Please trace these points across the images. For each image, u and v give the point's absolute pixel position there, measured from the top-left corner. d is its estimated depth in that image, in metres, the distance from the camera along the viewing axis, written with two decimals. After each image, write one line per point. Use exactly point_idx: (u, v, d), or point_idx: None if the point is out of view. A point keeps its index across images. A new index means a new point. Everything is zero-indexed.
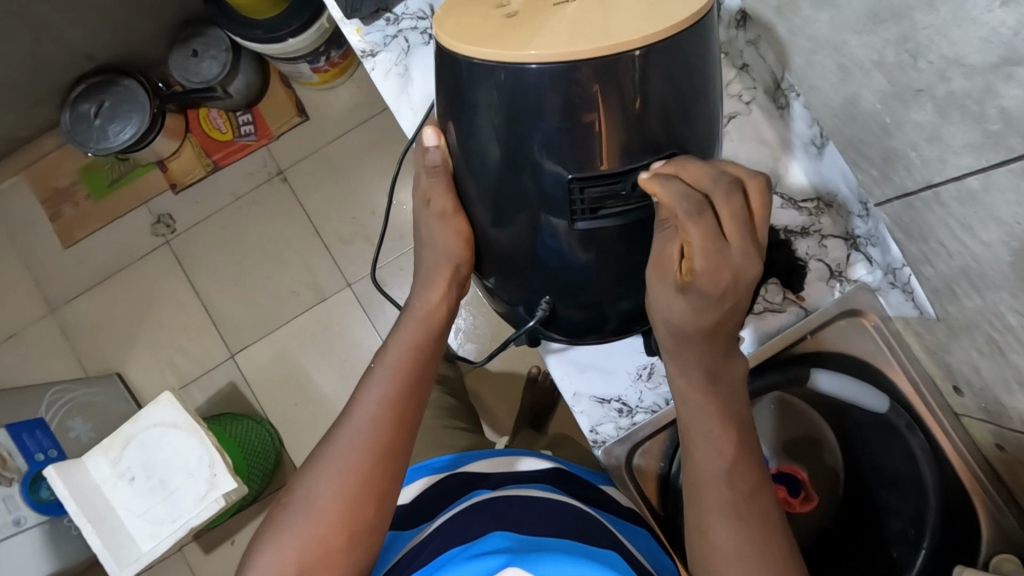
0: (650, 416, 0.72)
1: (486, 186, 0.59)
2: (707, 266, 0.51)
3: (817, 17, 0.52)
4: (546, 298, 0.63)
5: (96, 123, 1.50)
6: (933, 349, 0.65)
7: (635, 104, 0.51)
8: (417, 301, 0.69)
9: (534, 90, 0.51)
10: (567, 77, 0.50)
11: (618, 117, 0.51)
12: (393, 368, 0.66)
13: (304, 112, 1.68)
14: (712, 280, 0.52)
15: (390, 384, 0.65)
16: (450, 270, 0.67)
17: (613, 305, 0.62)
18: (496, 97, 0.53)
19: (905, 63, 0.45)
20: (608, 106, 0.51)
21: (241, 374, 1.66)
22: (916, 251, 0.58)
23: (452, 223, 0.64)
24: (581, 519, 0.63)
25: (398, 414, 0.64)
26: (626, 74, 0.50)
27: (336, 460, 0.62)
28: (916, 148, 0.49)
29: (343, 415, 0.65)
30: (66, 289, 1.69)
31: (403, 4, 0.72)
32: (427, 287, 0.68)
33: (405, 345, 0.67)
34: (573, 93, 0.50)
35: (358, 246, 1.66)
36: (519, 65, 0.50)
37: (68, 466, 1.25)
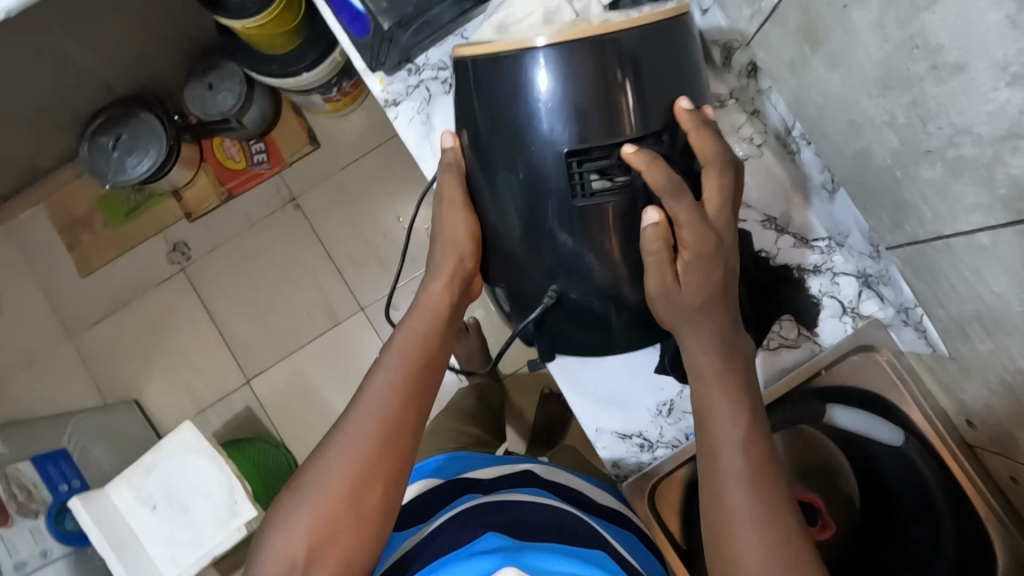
0: (671, 451, 0.74)
1: (500, 192, 0.63)
2: (693, 234, 0.59)
3: (828, 76, 0.54)
4: (555, 287, 0.64)
5: (115, 155, 1.52)
6: (944, 383, 0.66)
7: (627, 95, 0.57)
8: (425, 291, 0.69)
9: (539, 71, 0.58)
10: (567, 57, 0.57)
11: (611, 96, 0.57)
12: (401, 354, 0.65)
13: (315, 140, 1.69)
14: (703, 245, 0.59)
15: (399, 368, 0.64)
16: (455, 262, 0.68)
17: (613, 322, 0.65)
18: (503, 89, 0.60)
19: (915, 125, 0.48)
20: (603, 88, 0.57)
21: (257, 399, 1.67)
22: (927, 293, 0.60)
23: (461, 218, 0.67)
24: (573, 526, 0.66)
25: (408, 399, 0.63)
26: (615, 55, 0.57)
27: (344, 443, 0.61)
28: (926, 202, 0.51)
29: (350, 401, 0.64)
30: (83, 317, 1.71)
31: (424, 55, 0.75)
32: (435, 279, 0.68)
33: (414, 332, 0.66)
34: (571, 74, 0.57)
35: (370, 269, 1.67)
36: (527, 48, 0.58)
37: (90, 496, 1.26)
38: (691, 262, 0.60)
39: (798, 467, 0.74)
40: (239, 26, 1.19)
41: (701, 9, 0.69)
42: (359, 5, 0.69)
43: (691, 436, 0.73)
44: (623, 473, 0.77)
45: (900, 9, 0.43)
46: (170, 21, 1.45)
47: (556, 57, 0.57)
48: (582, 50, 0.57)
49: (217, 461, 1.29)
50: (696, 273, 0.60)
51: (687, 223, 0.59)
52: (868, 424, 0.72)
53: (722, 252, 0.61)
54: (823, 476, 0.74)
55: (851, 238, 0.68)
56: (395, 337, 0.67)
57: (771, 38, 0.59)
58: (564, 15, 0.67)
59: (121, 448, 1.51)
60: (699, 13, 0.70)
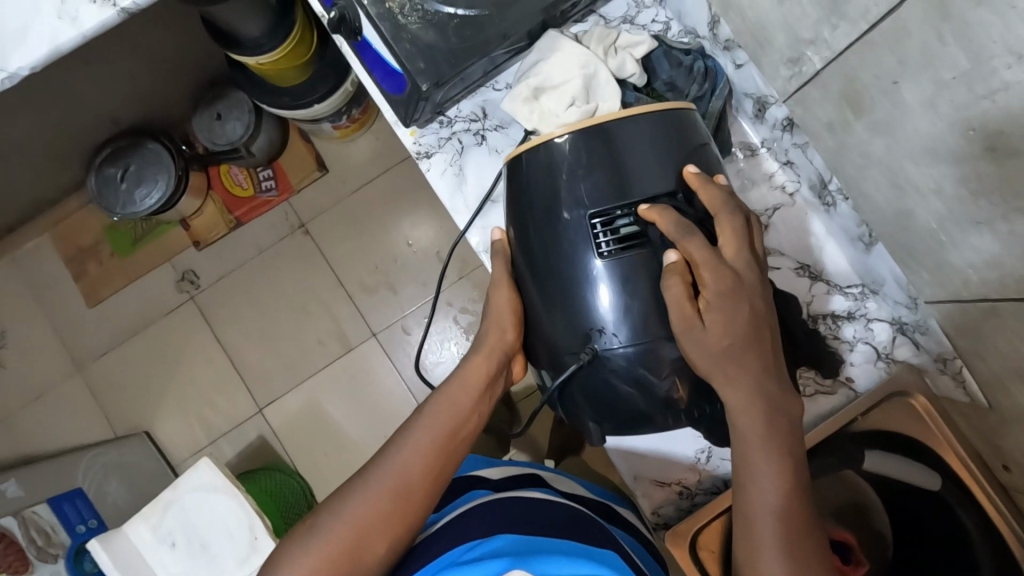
0: (710, 497, 0.75)
1: (536, 260, 0.64)
2: (711, 271, 0.58)
3: (871, 140, 0.54)
4: (594, 342, 0.61)
5: (123, 187, 1.48)
6: (982, 430, 0.66)
7: (653, 171, 0.62)
8: (462, 363, 0.70)
9: (563, 156, 0.63)
10: (583, 142, 0.62)
11: (631, 177, 0.62)
12: (434, 420, 0.66)
13: (324, 165, 1.66)
14: (722, 284, 0.58)
15: (426, 436, 0.66)
16: (498, 337, 0.69)
17: (656, 398, 0.61)
18: (533, 172, 0.64)
19: (965, 197, 0.48)
20: (622, 171, 0.62)
21: (270, 428, 1.64)
22: (968, 346, 0.61)
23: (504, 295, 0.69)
24: (574, 521, 0.70)
25: (428, 470, 0.65)
26: (624, 141, 0.62)
27: (362, 499, 0.63)
28: (972, 266, 0.52)
29: (377, 453, 0.66)
30: (91, 348, 1.67)
31: (456, 107, 0.76)
32: (473, 356, 0.69)
33: (451, 401, 0.67)
34: (589, 158, 0.62)
35: (382, 294, 1.65)
36: (548, 140, 0.63)
37: (108, 538, 1.20)
38: (712, 299, 0.57)
39: (830, 506, 0.73)
40: (252, 61, 1.17)
41: (736, 63, 0.68)
42: (394, 64, 0.68)
43: (729, 483, 0.74)
44: (664, 521, 0.77)
45: (959, 92, 0.43)
46: (176, 53, 1.42)
47: (575, 144, 0.62)
48: (594, 139, 0.62)
49: (236, 497, 1.23)
50: (718, 308, 0.57)
51: (702, 262, 0.58)
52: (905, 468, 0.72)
53: (746, 291, 0.59)
54: (854, 511, 0.72)
55: (887, 285, 0.68)
56: (432, 401, 0.68)
57: (809, 99, 0.59)
58: (603, 80, 0.68)
59: (136, 483, 1.48)
60: (732, 67, 0.70)
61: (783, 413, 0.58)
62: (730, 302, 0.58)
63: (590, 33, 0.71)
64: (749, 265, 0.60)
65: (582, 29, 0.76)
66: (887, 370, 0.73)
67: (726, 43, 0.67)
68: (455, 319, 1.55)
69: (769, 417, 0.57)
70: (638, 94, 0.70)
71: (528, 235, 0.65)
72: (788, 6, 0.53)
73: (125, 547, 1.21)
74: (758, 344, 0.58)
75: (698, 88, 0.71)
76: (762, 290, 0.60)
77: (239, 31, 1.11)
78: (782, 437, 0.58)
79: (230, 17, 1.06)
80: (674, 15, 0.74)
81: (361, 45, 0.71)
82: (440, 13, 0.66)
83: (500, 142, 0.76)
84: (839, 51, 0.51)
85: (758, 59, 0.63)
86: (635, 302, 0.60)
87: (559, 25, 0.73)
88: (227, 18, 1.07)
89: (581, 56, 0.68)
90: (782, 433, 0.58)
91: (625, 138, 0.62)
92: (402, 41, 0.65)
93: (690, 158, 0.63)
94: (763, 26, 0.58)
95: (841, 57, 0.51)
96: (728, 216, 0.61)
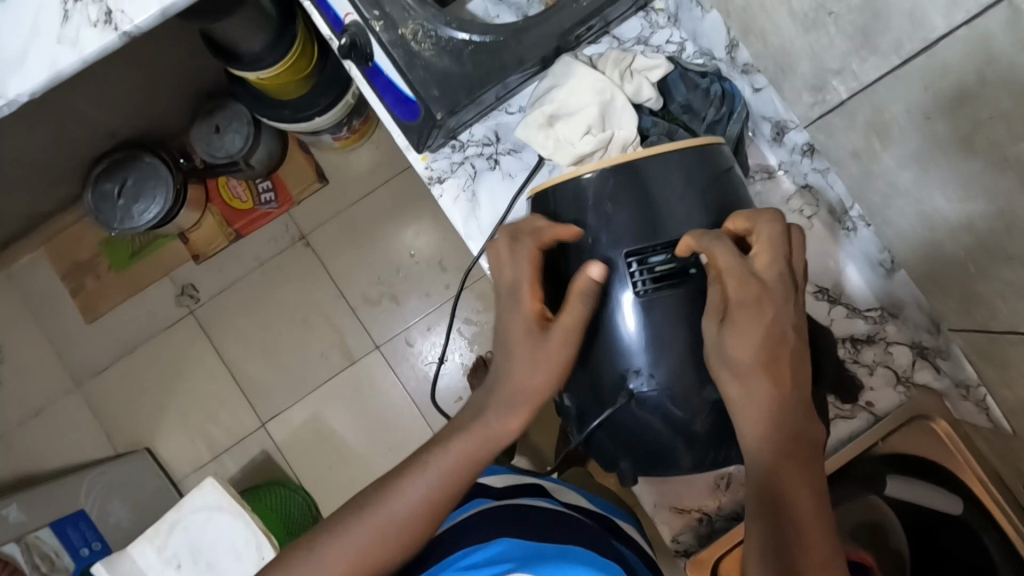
0: (729, 523, 0.75)
1: (559, 290, 0.64)
2: (737, 282, 0.54)
3: (899, 170, 0.53)
4: (629, 385, 0.60)
5: (121, 202, 1.44)
6: (1003, 453, 0.65)
7: (672, 204, 0.61)
8: (489, 408, 0.61)
9: (592, 193, 0.62)
10: (614, 178, 0.62)
11: (662, 217, 0.61)
12: (447, 467, 0.61)
13: (324, 176, 1.61)
14: (745, 295, 0.53)
15: (437, 487, 0.61)
16: (539, 398, 0.59)
17: (680, 436, 0.61)
18: (561, 207, 0.64)
19: (997, 232, 0.47)
20: (653, 210, 0.61)
21: (274, 442, 1.58)
22: (994, 374, 0.60)
23: (563, 334, 0.58)
24: (573, 527, 0.71)
25: (432, 518, 0.61)
26: (655, 177, 0.61)
27: (362, 535, 0.60)
28: (1002, 299, 0.51)
29: (383, 487, 0.62)
30: (90, 364, 1.62)
31: (468, 130, 0.75)
32: (504, 414, 0.60)
33: (470, 451, 0.61)
34: (618, 193, 0.61)
35: (384, 306, 1.59)
36: (578, 176, 0.63)
37: (113, 560, 1.17)
38: (732, 311, 0.54)
39: (848, 525, 0.74)
40: (253, 77, 1.15)
41: (754, 87, 0.68)
42: (407, 91, 0.67)
43: None
44: (685, 548, 0.76)
45: (997, 131, 0.42)
46: (173, 65, 1.38)
47: (604, 179, 0.62)
48: (623, 175, 0.62)
49: (241, 517, 1.18)
50: (740, 321, 0.53)
51: (726, 270, 0.54)
52: (919, 491, 0.72)
53: (773, 305, 0.53)
54: (868, 533, 0.73)
55: (907, 310, 0.68)
56: (448, 443, 0.61)
57: (833, 127, 0.57)
58: (620, 107, 0.67)
59: None
60: (750, 90, 0.69)
61: (803, 441, 0.53)
62: (761, 314, 0.53)
63: (605, 57, 0.71)
64: (782, 274, 0.55)
65: (596, 50, 0.75)
66: (907, 397, 0.72)
67: (745, 67, 0.67)
68: (459, 330, 1.51)
69: (790, 442, 0.53)
70: (655, 118, 0.70)
71: (552, 273, 0.65)
72: (815, 36, 0.52)
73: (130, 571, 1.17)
74: (782, 366, 0.53)
75: (714, 112, 0.71)
76: (793, 303, 0.55)
77: (240, 47, 1.10)
78: (804, 466, 0.52)
79: (232, 32, 1.05)
80: (689, 36, 0.73)
81: (371, 71, 0.70)
82: (453, 39, 0.65)
83: (514, 167, 0.75)
84: (867, 84, 0.50)
85: (779, 84, 0.62)
86: (668, 340, 0.59)
87: (573, 48, 0.72)
88: (227, 35, 1.05)
89: (597, 82, 0.67)
90: (804, 461, 0.53)
91: (654, 174, 0.62)
92: (416, 68, 0.65)
93: (720, 192, 0.62)
94: (788, 52, 0.57)
95: (869, 89, 0.50)
96: (768, 223, 0.56)
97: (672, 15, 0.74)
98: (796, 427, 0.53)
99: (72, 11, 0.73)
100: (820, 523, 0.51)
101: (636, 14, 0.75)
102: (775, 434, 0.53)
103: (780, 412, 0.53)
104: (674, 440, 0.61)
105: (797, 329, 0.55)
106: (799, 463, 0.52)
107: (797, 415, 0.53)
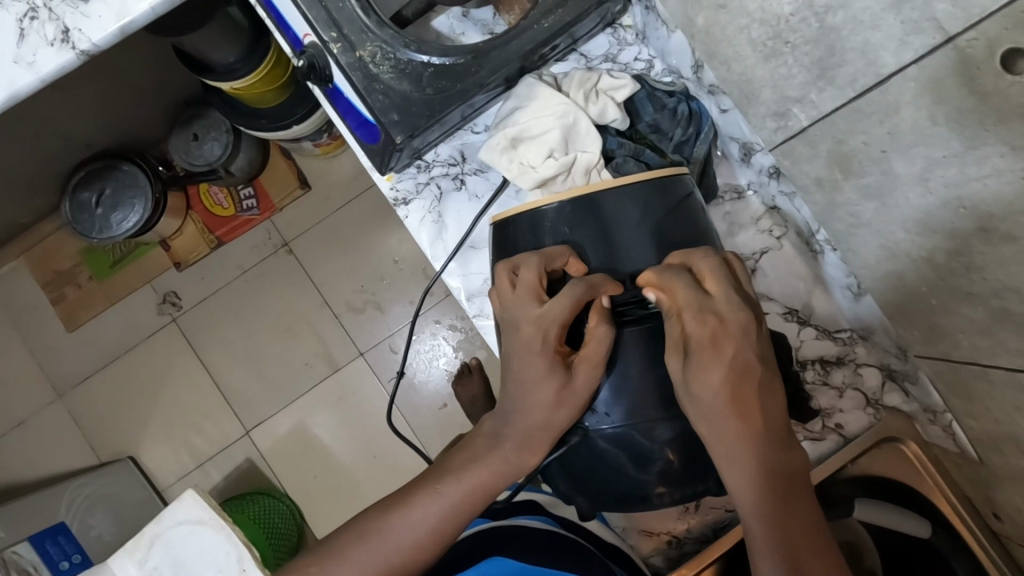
0: (698, 544, 0.77)
1: None
2: (693, 319, 0.53)
3: (862, 203, 0.52)
4: (584, 422, 0.60)
5: (99, 212, 1.40)
6: (970, 479, 0.64)
7: (635, 236, 0.62)
8: (508, 438, 0.59)
9: (553, 224, 0.63)
10: (574, 209, 0.62)
11: (619, 248, 0.62)
12: (458, 498, 0.59)
13: (307, 182, 1.55)
14: (702, 330, 0.53)
15: (451, 516, 0.59)
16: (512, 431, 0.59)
17: (650, 471, 0.60)
18: (522, 239, 0.64)
19: (957, 270, 0.47)
20: (610, 243, 0.62)
21: (258, 450, 1.53)
22: (960, 404, 0.59)
23: (587, 372, 0.57)
24: (568, 551, 0.69)
25: (441, 547, 0.59)
26: (614, 212, 0.62)
27: (367, 562, 0.58)
28: (964, 333, 0.50)
29: (393, 512, 0.59)
30: (72, 374, 1.58)
31: (433, 151, 0.74)
32: (523, 450, 0.58)
33: (482, 483, 0.59)
34: (577, 228, 0.62)
35: (369, 314, 1.53)
36: (539, 209, 0.63)
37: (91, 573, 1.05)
38: (694, 349, 0.53)
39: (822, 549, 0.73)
40: (226, 86, 1.12)
41: (721, 108, 0.67)
42: (366, 114, 0.66)
43: (719, 530, 0.76)
44: (656, 570, 0.78)
45: (952, 171, 0.42)
46: (151, 74, 1.35)
47: (563, 213, 0.62)
48: (582, 210, 0.62)
49: (223, 530, 1.05)
50: (701, 359, 0.52)
51: (686, 307, 0.54)
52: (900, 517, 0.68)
53: (733, 341, 0.52)
54: (846, 552, 0.72)
55: (875, 334, 0.67)
56: (462, 473, 0.59)
57: (796, 153, 0.55)
58: (584, 131, 0.67)
59: (122, 514, 1.40)
60: (717, 110, 0.68)
61: (792, 465, 0.52)
62: (721, 349, 0.52)
63: (571, 77, 0.70)
64: (739, 305, 0.54)
65: (563, 68, 0.75)
66: (878, 419, 0.72)
67: (711, 88, 0.66)
68: (444, 337, 1.49)
69: (768, 474, 0.51)
70: (620, 139, 0.70)
71: None
72: (773, 64, 0.51)
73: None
74: (746, 402, 0.52)
75: (682, 133, 0.70)
76: (754, 334, 0.53)
77: (212, 58, 1.07)
78: (788, 498, 0.51)
79: (203, 42, 1.02)
80: (657, 54, 0.72)
81: (332, 92, 0.69)
82: (413, 62, 0.64)
83: (480, 187, 0.75)
84: (825, 113, 0.49)
85: (743, 107, 0.60)
86: (628, 379, 0.59)
87: (538, 67, 0.71)
88: (198, 46, 1.03)
89: (559, 105, 0.67)
90: (790, 488, 0.51)
91: (614, 206, 0.62)
92: (374, 93, 0.64)
93: (679, 225, 0.62)
94: (749, 79, 0.55)
95: (828, 119, 0.49)
96: (704, 259, 0.57)
97: (640, 31, 0.73)
98: (775, 459, 0.52)
99: (29, 31, 0.71)
100: (816, 554, 0.49)
101: (604, 31, 0.74)
102: (752, 472, 0.51)
103: (763, 447, 0.52)
104: (643, 476, 0.60)
105: (763, 356, 0.53)
106: (777, 496, 0.51)
107: (776, 449, 0.52)
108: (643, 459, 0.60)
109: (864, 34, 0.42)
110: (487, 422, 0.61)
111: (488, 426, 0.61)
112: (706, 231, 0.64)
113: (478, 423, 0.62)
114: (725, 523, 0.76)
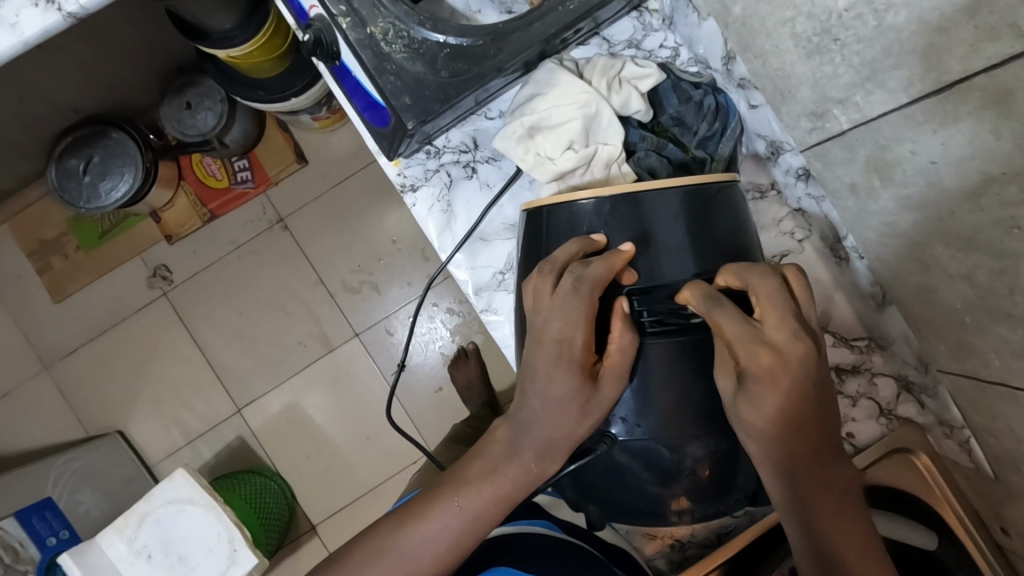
0: (701, 548, 0.77)
1: None
2: (745, 351, 0.49)
3: (899, 213, 0.50)
4: (615, 431, 0.57)
5: (86, 180, 1.34)
6: (982, 493, 0.63)
7: (667, 234, 0.58)
8: (524, 451, 0.57)
9: (592, 217, 0.60)
10: (613, 207, 0.59)
11: (654, 248, 0.58)
12: (474, 512, 0.57)
13: (304, 157, 1.49)
14: (759, 364, 0.49)
15: (468, 529, 0.57)
16: (532, 440, 0.56)
17: (667, 485, 0.58)
18: (556, 234, 0.61)
19: (999, 290, 0.44)
20: (649, 239, 0.58)
21: (251, 430, 1.51)
22: (980, 421, 0.58)
23: (613, 384, 0.55)
24: (572, 556, 0.69)
25: (457, 560, 0.58)
26: (651, 206, 0.58)
27: (379, 569, 0.57)
28: (998, 354, 0.48)
29: (402, 524, 0.58)
30: (60, 346, 1.54)
31: (444, 136, 0.71)
32: (534, 459, 0.57)
33: (501, 493, 0.57)
34: (612, 224, 0.59)
35: (365, 295, 1.50)
36: (573, 203, 0.60)
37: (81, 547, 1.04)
38: (747, 380, 0.49)
39: None
40: (222, 55, 1.05)
41: (750, 103, 0.64)
42: (376, 96, 0.62)
43: (723, 534, 0.76)
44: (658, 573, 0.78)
45: (1009, 190, 0.38)
46: (144, 39, 1.28)
47: (595, 207, 0.59)
48: (620, 204, 0.59)
49: (214, 510, 1.03)
50: (754, 392, 0.49)
51: (735, 340, 0.49)
52: (911, 529, 0.66)
53: (791, 372, 0.49)
54: None
55: (895, 344, 0.66)
56: (479, 486, 0.57)
57: (830, 156, 0.54)
58: (606, 122, 0.64)
59: (111, 490, 1.38)
60: (745, 105, 0.66)
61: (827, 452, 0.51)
62: (784, 385, 0.49)
63: (593, 64, 0.67)
64: (796, 334, 0.49)
65: (585, 52, 0.71)
66: (889, 429, 0.70)
67: (741, 82, 0.63)
68: (441, 321, 1.46)
69: (805, 462, 0.50)
70: (642, 132, 0.67)
71: None
72: (818, 61, 0.48)
73: (99, 567, 1.02)
74: (799, 417, 0.50)
75: (707, 127, 0.67)
76: (814, 361, 0.49)
77: (208, 24, 0.98)
78: (828, 477, 0.51)
79: (196, 11, 0.93)
80: (684, 41, 0.69)
81: (340, 70, 0.65)
82: (428, 41, 0.60)
83: (492, 176, 0.72)
84: (871, 117, 0.46)
85: (776, 105, 0.59)
86: (653, 392, 0.57)
87: (559, 51, 0.68)
88: (191, 11, 0.93)
89: (581, 94, 0.63)
90: (827, 470, 0.51)
91: (650, 202, 0.58)
92: (385, 73, 0.60)
93: (716, 220, 0.59)
94: (788, 74, 0.53)
95: (873, 123, 0.47)
96: (759, 279, 0.51)
97: (667, 17, 0.70)
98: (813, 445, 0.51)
99: None
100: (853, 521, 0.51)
101: (628, 14, 0.71)
102: (785, 461, 0.50)
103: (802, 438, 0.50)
104: (663, 493, 0.58)
105: (819, 382, 0.50)
106: (816, 482, 0.50)
107: (809, 441, 0.50)
108: (665, 473, 0.57)
109: (929, 36, 0.38)
110: (501, 428, 0.59)
111: (503, 434, 0.59)
112: (744, 230, 0.61)
113: (492, 428, 0.60)
114: (730, 527, 0.76)
